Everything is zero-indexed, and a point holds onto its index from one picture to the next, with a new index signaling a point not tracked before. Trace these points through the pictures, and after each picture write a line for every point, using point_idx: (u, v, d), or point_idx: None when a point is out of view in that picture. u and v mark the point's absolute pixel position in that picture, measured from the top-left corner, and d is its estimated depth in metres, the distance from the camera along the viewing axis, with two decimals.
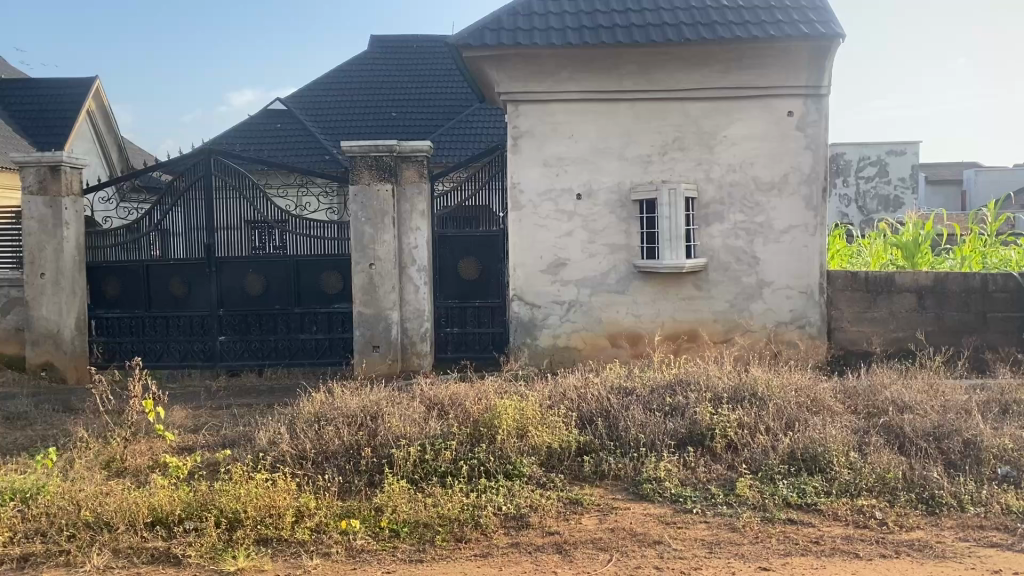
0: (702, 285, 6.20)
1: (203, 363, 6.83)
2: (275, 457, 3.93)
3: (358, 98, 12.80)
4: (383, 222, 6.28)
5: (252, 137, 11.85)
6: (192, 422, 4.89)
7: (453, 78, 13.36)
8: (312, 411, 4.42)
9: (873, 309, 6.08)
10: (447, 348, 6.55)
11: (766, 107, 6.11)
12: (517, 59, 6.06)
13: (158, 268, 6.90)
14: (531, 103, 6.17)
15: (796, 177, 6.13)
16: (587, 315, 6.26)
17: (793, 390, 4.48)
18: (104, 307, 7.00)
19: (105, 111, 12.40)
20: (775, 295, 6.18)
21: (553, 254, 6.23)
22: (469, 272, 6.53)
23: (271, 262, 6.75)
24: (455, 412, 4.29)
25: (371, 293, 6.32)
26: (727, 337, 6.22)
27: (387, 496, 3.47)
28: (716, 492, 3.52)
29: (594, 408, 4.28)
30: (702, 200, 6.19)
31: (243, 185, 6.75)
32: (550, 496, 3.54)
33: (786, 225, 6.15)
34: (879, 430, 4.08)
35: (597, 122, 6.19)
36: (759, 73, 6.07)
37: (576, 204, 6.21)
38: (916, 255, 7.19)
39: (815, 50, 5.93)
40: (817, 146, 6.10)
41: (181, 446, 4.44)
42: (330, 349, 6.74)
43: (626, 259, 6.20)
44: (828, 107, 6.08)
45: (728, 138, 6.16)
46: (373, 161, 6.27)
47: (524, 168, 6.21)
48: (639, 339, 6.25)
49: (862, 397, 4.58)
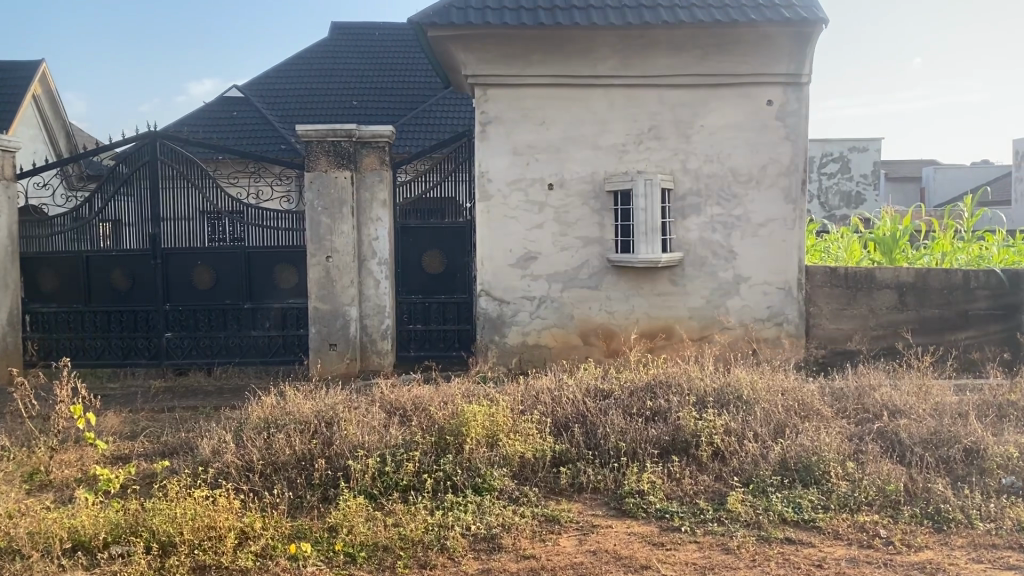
0: (677, 281, 5.91)
1: (147, 362, 6.37)
2: (218, 471, 3.55)
3: (316, 86, 12.30)
4: (341, 212, 5.89)
5: (205, 124, 11.34)
6: (131, 427, 4.48)
7: (416, 65, 12.95)
8: (261, 418, 4.04)
9: (852, 306, 5.84)
10: (410, 346, 6.18)
11: (745, 95, 5.84)
12: (485, 41, 5.69)
13: (99, 260, 6.43)
14: (500, 87, 5.82)
15: (776, 168, 5.87)
16: (557, 312, 5.93)
17: (780, 392, 4.20)
18: (39, 300, 6.52)
19: (50, 93, 11.78)
20: (752, 291, 5.91)
21: (522, 247, 5.90)
22: (433, 265, 6.18)
23: (221, 253, 6.32)
24: (419, 419, 3.94)
25: (327, 288, 5.93)
26: (703, 335, 5.94)
27: (343, 515, 3.11)
28: (705, 507, 3.22)
29: (569, 414, 3.96)
30: (678, 192, 5.89)
31: (191, 172, 6.32)
32: (524, 514, 3.21)
33: (765, 218, 5.89)
34: (874, 436, 3.82)
35: (569, 108, 5.86)
36: (738, 59, 5.79)
37: (547, 194, 5.88)
38: (893, 251, 6.98)
39: (797, 36, 5.67)
40: (797, 137, 5.85)
41: (115, 455, 4.04)
42: (284, 346, 6.33)
43: (598, 253, 5.89)
44: (808, 96, 5.84)
45: (706, 127, 5.87)
46: (330, 147, 5.87)
47: (491, 156, 5.85)
48: (612, 337, 5.95)
49: (850, 401, 4.32)
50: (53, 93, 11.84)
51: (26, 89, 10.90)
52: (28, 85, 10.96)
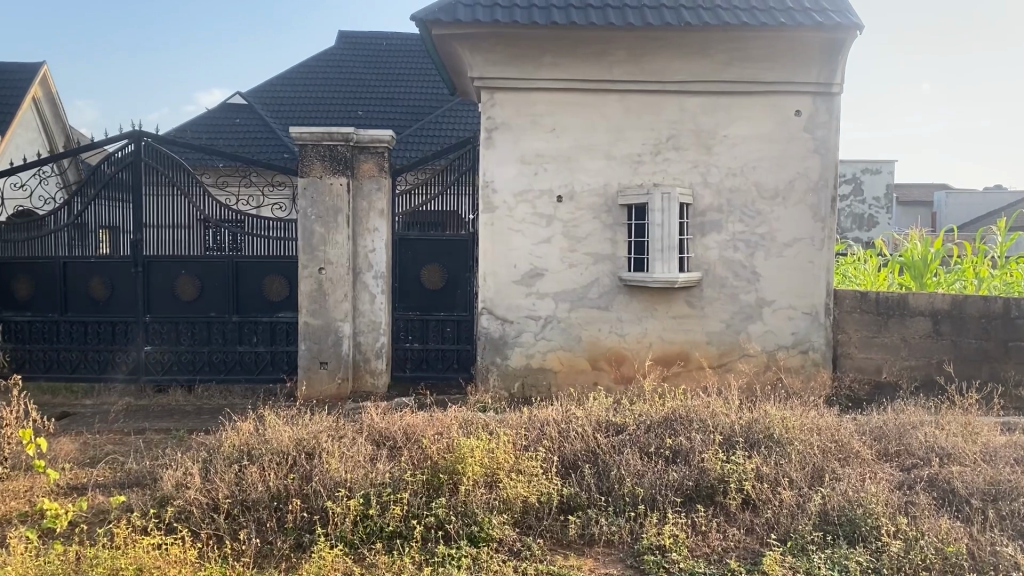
0: (695, 302, 5.47)
1: (125, 377, 5.95)
2: (179, 510, 3.14)
3: (322, 96, 11.91)
4: (336, 221, 5.47)
5: (206, 130, 10.98)
6: (93, 452, 4.05)
7: (424, 76, 12.57)
8: (234, 447, 3.63)
9: (883, 334, 5.41)
10: (406, 366, 5.76)
11: (771, 105, 5.44)
12: (493, 41, 5.30)
13: (77, 267, 6.02)
14: (508, 91, 5.42)
15: (803, 184, 5.45)
16: (565, 333, 5.49)
17: (814, 432, 3.77)
18: (14, 309, 6.12)
19: (51, 97, 11.37)
20: (776, 316, 5.48)
21: (529, 263, 5.47)
22: (432, 279, 5.77)
23: (207, 262, 5.92)
24: (409, 453, 3.51)
25: (319, 301, 5.50)
26: (722, 362, 5.49)
27: (317, 570, 2.68)
28: (735, 567, 2.78)
29: (579, 451, 3.54)
30: (697, 207, 5.47)
31: (177, 175, 5.92)
32: (526, 571, 2.77)
33: (790, 237, 5.46)
34: (924, 485, 3.39)
35: (582, 115, 5.46)
36: (765, 66, 5.38)
37: (557, 207, 5.46)
38: (924, 276, 6.51)
39: (829, 43, 5.26)
40: (826, 151, 5.44)
41: (71, 486, 3.60)
42: (271, 363, 5.90)
43: (610, 271, 5.47)
44: (839, 107, 5.43)
45: (728, 138, 5.46)
46: (326, 151, 5.46)
47: (498, 165, 5.44)
48: (624, 361, 5.50)
49: (891, 441, 3.88)
50: (55, 96, 11.45)
51: (26, 92, 10.50)
52: (31, 87, 10.58)
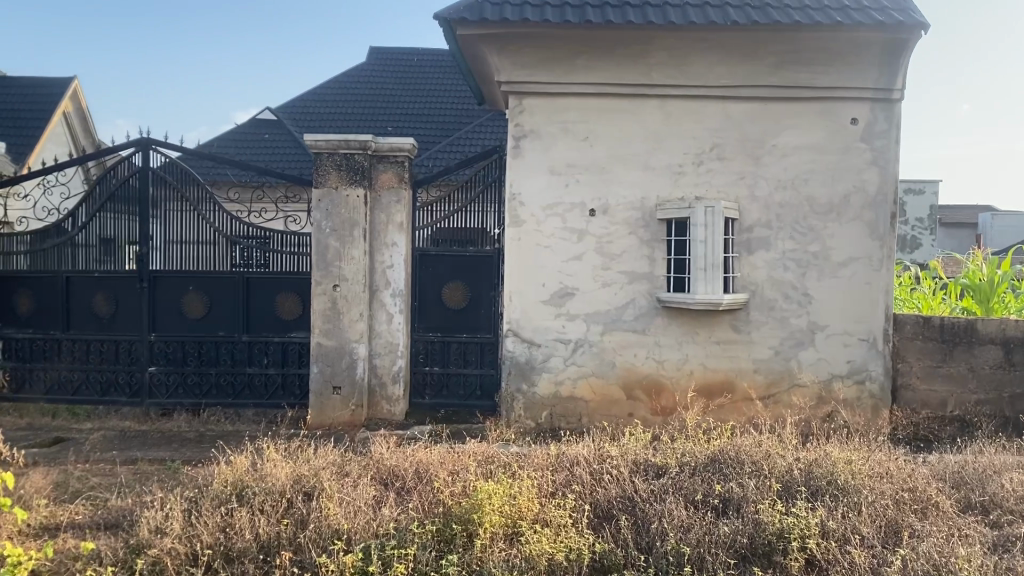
0: (740, 327, 4.99)
1: (128, 400, 5.60)
2: (152, 560, 2.73)
3: (353, 111, 11.61)
4: (352, 235, 5.08)
5: (231, 145, 10.73)
6: (75, 487, 3.66)
7: (455, 91, 12.23)
8: (225, 485, 3.22)
9: (948, 364, 4.89)
10: (425, 392, 5.34)
11: (825, 112, 4.97)
12: (523, 42, 4.90)
13: (80, 281, 5.70)
14: (538, 96, 5.02)
15: (859, 199, 4.96)
16: (597, 358, 5.04)
17: (885, 478, 3.29)
18: (15, 326, 5.80)
19: (81, 113, 11.26)
20: (829, 342, 4.98)
21: (558, 281, 5.04)
22: (455, 299, 5.35)
23: (217, 277, 5.55)
24: (419, 497, 3.10)
25: (333, 321, 5.10)
26: (770, 392, 5.00)
27: None
28: None
29: (614, 498, 3.11)
30: (743, 223, 5.00)
31: (186, 186, 5.59)
32: None
33: (845, 256, 4.97)
34: (1020, 548, 2.87)
35: (618, 122, 5.03)
36: (818, 70, 4.92)
37: (589, 221, 5.03)
38: (991, 301, 5.90)
39: (889, 45, 4.79)
40: (885, 162, 4.95)
41: (42, 526, 3.21)
42: (282, 387, 5.50)
43: (647, 291, 5.01)
44: (899, 116, 4.95)
45: (778, 148, 5.00)
46: (342, 160, 5.09)
47: (526, 176, 5.03)
48: (662, 391, 5.03)
49: (973, 489, 3.38)
50: (86, 112, 11.39)
51: (56, 106, 10.39)
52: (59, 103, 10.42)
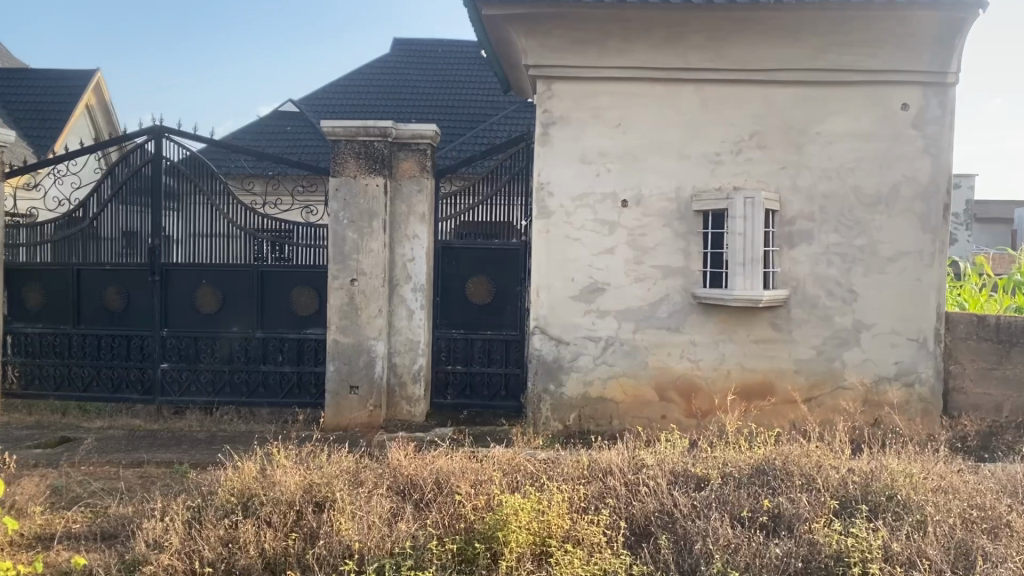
0: (781, 325, 4.68)
1: (140, 398, 5.40)
2: None
3: (377, 103, 11.36)
4: (371, 227, 4.83)
5: (253, 136, 10.53)
6: (75, 492, 3.44)
7: (480, 82, 11.94)
8: (230, 494, 2.98)
9: (1004, 366, 4.56)
10: (447, 391, 5.09)
11: (873, 97, 4.65)
12: (552, 23, 4.61)
13: (91, 274, 5.49)
14: (567, 81, 4.74)
15: (910, 189, 4.63)
16: (628, 357, 4.75)
17: (951, 494, 2.98)
18: (24, 320, 5.61)
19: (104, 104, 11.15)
20: (876, 342, 4.66)
21: (587, 276, 4.76)
22: (479, 294, 5.08)
23: (230, 270, 5.32)
24: (439, 511, 2.84)
25: (350, 318, 4.86)
26: (813, 394, 4.69)
27: None
28: None
29: (651, 514, 2.84)
30: (785, 215, 4.69)
31: (199, 176, 5.36)
32: None
33: (895, 251, 4.65)
34: None
35: (651, 108, 4.73)
36: (867, 52, 4.59)
37: (620, 213, 4.75)
38: None
39: (944, 25, 4.45)
40: (938, 150, 4.62)
41: (35, 536, 2.99)
42: (298, 386, 5.25)
43: (681, 287, 4.72)
44: (953, 101, 4.61)
45: (823, 135, 4.68)
46: (361, 148, 4.85)
47: (554, 165, 4.75)
48: (697, 393, 4.73)
49: None
50: (108, 103, 11.23)
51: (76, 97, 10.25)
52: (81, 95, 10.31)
